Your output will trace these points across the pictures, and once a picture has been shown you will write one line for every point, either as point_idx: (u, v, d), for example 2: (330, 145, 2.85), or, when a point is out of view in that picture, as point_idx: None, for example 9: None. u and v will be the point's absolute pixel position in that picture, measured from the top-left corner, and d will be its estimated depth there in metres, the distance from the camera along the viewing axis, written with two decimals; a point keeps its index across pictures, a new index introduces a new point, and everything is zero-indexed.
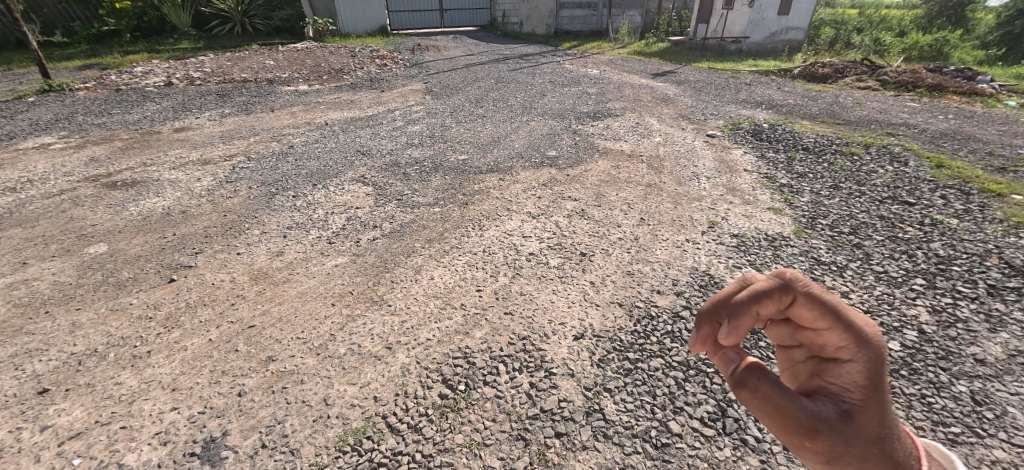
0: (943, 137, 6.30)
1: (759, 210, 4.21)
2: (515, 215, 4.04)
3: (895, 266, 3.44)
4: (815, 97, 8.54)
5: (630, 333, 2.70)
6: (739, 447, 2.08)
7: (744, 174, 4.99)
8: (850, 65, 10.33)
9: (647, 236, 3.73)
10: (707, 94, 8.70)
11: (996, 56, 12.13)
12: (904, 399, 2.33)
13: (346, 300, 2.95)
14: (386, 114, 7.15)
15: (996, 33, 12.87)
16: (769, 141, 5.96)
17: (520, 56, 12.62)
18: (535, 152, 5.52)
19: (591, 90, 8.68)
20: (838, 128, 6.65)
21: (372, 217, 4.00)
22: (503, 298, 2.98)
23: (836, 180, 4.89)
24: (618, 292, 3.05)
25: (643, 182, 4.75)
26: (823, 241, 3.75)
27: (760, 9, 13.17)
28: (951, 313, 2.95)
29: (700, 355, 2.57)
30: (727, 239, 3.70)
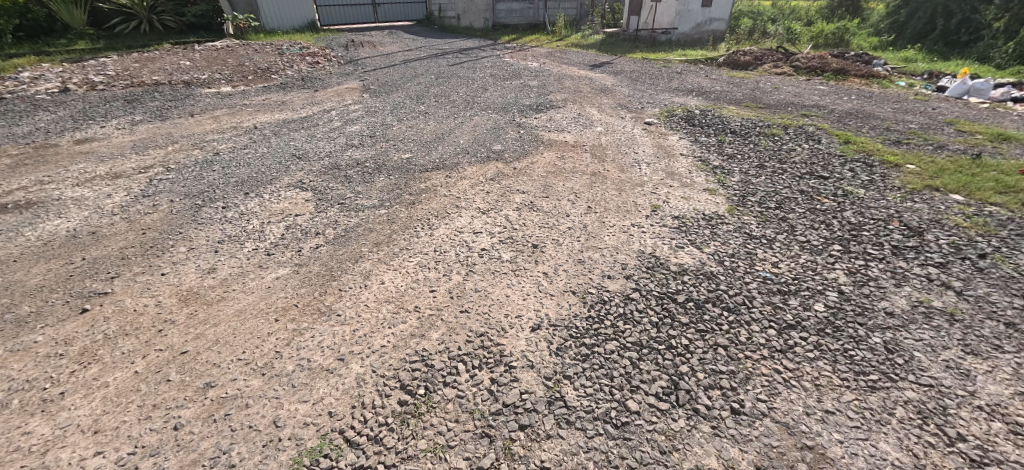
0: (849, 116, 6.95)
1: (696, 192, 4.44)
2: (465, 212, 4.00)
3: (816, 236, 3.76)
4: (739, 83, 9.12)
5: (585, 319, 2.77)
6: (692, 417, 2.19)
7: (681, 158, 5.25)
8: (767, 53, 11.12)
9: (595, 224, 3.83)
10: (642, 83, 9.05)
11: (888, 42, 13.62)
12: (831, 355, 2.57)
13: (291, 313, 2.79)
14: (322, 114, 6.82)
15: (885, 21, 14.41)
16: (701, 126, 6.30)
17: (459, 51, 12.47)
18: (480, 147, 5.49)
19: (532, 83, 8.74)
20: (760, 111, 7.15)
21: (313, 224, 3.80)
22: (458, 297, 2.95)
23: (761, 159, 5.26)
24: (570, 280, 3.11)
25: (588, 171, 4.86)
26: (754, 217, 4.02)
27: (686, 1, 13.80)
28: (864, 274, 3.28)
29: (651, 333, 2.68)
30: (669, 221, 3.87)
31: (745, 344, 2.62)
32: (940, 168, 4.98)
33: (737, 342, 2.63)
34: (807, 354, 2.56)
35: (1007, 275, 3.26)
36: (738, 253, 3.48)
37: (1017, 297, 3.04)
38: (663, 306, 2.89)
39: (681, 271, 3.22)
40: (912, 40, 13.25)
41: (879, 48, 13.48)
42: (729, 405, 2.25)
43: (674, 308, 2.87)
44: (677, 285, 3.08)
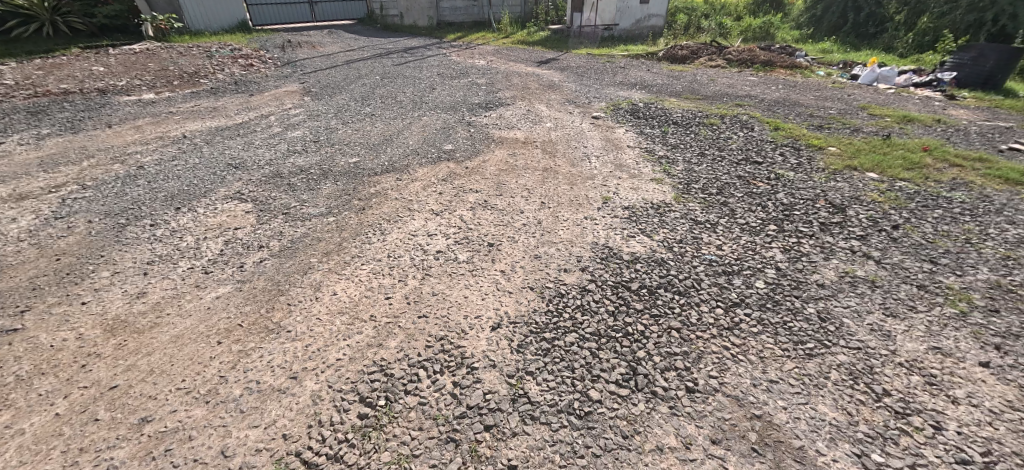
0: (777, 104, 7.45)
1: (644, 182, 4.60)
2: (418, 215, 3.92)
3: (754, 218, 4.01)
4: (678, 76, 9.53)
5: (545, 314, 2.80)
6: (651, 399, 2.27)
7: (628, 150, 5.42)
8: (702, 47, 11.69)
9: (549, 219, 3.88)
10: (587, 78, 9.25)
11: (807, 35, 14.79)
12: (772, 328, 2.75)
13: (235, 334, 2.63)
14: (259, 120, 6.45)
15: (803, 15, 15.60)
16: (645, 119, 6.52)
17: (403, 50, 12.19)
18: (430, 148, 5.40)
19: (480, 81, 8.70)
20: (698, 102, 7.51)
21: (255, 237, 3.59)
22: (415, 302, 2.89)
23: (702, 148, 5.53)
24: (528, 276, 3.13)
25: (540, 167, 4.91)
26: (698, 204, 4.22)
27: None
28: (798, 250, 3.54)
29: (608, 322, 2.76)
30: (620, 212, 3.99)
31: (695, 325, 2.75)
32: (857, 149, 5.45)
33: (689, 323, 2.76)
34: (752, 330, 2.73)
35: (916, 242, 3.63)
36: (685, 238, 3.64)
37: (926, 262, 3.39)
38: (618, 295, 2.98)
39: (633, 259, 3.33)
40: (828, 32, 14.47)
41: (800, 40, 14.53)
42: (685, 385, 2.36)
43: (628, 296, 2.96)
44: (631, 273, 3.18)
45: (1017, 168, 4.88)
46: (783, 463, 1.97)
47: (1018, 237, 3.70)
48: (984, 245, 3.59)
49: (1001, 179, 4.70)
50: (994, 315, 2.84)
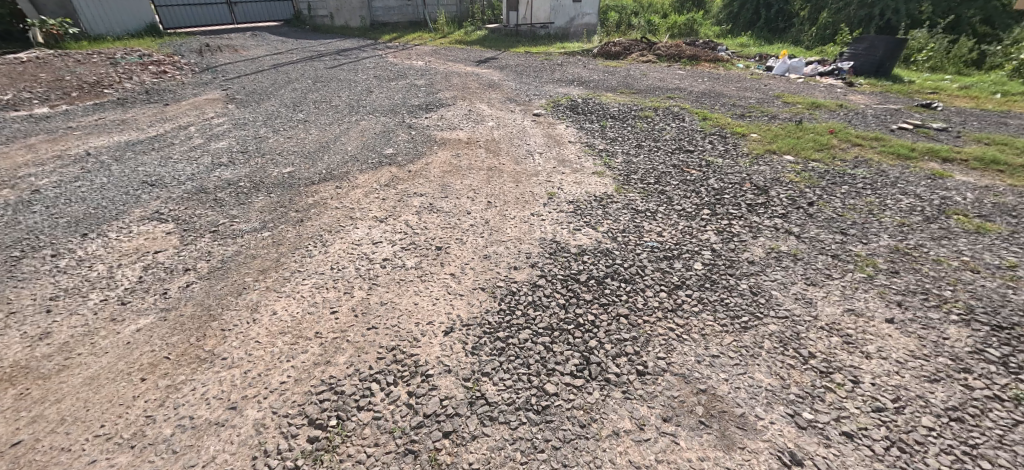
0: (704, 95, 7.91)
1: (587, 176, 4.72)
2: (361, 223, 3.79)
3: (689, 203, 4.24)
4: (612, 72, 9.87)
5: (498, 313, 2.81)
6: (604, 386, 2.35)
7: (569, 145, 5.54)
8: (633, 43, 12.17)
9: (496, 218, 3.88)
10: (526, 76, 9.34)
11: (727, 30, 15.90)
12: (711, 306, 2.92)
13: (163, 368, 2.42)
14: (177, 131, 5.95)
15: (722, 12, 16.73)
16: (584, 114, 6.69)
17: (336, 52, 11.71)
18: (370, 153, 5.23)
19: (419, 82, 8.54)
20: (633, 96, 7.82)
21: (180, 260, 3.31)
22: (363, 313, 2.80)
23: (639, 140, 5.77)
24: (478, 277, 3.12)
25: (484, 166, 4.90)
26: (638, 194, 4.40)
27: None
28: (729, 231, 3.79)
29: (560, 315, 2.81)
30: (565, 207, 4.08)
31: (642, 310, 2.87)
32: (775, 134, 5.92)
33: (636, 309, 2.88)
34: (693, 309, 2.89)
35: (829, 217, 4.00)
36: (628, 227, 3.79)
37: (838, 233, 3.75)
38: (568, 287, 3.04)
39: (580, 252, 3.41)
40: (745, 27, 15.67)
41: (720, 36, 15.53)
42: (635, 368, 2.45)
43: (578, 288, 3.03)
44: (579, 265, 3.26)
45: (906, 145, 5.51)
46: (727, 432, 2.11)
47: (911, 206, 4.18)
48: (884, 215, 4.02)
49: (894, 155, 5.29)
50: (895, 276, 3.20)
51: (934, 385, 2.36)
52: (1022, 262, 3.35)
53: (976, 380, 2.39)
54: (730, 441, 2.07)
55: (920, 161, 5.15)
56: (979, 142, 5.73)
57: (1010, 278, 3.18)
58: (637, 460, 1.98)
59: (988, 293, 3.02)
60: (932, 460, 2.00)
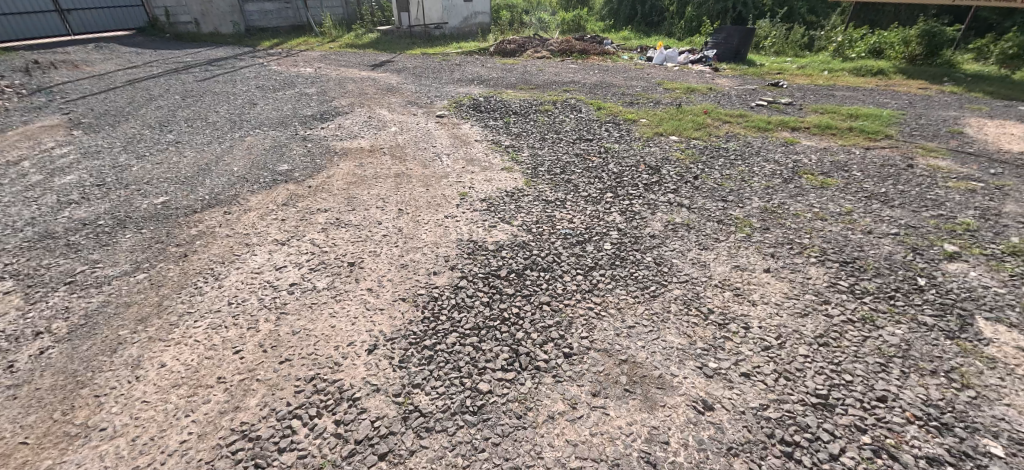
0: (596, 87, 8.41)
1: (496, 172, 4.78)
2: (259, 249, 3.46)
3: (594, 189, 4.49)
4: (510, 69, 10.08)
5: (422, 322, 2.74)
6: (536, 375, 2.41)
7: (476, 144, 5.56)
8: (525, 40, 12.54)
9: (410, 225, 3.78)
10: (425, 78, 9.19)
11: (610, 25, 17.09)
12: (623, 281, 3.14)
13: (20, 456, 2.00)
14: (4, 168, 4.93)
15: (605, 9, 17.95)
16: (487, 112, 6.76)
17: (206, 62, 10.50)
18: (261, 171, 4.79)
19: (309, 91, 7.99)
20: (532, 92, 8.05)
21: (28, 323, 2.76)
22: (273, 347, 2.57)
23: (542, 133, 5.97)
24: (397, 288, 3.02)
25: (391, 174, 4.73)
26: (547, 185, 4.56)
27: None
28: (631, 210, 4.08)
29: (485, 313, 2.82)
30: (478, 205, 4.09)
31: (562, 296, 2.99)
32: (661, 118, 6.48)
33: (556, 295, 2.99)
34: (608, 287, 3.07)
35: (711, 187, 4.49)
36: (541, 218, 3.92)
37: (720, 201, 4.22)
38: (490, 284, 3.07)
39: (498, 248, 3.45)
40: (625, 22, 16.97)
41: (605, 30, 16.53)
42: (562, 352, 2.55)
43: (500, 284, 3.07)
44: (498, 261, 3.30)
45: (765, 119, 6.36)
46: (649, 394, 2.28)
47: (773, 170, 4.85)
48: (754, 181, 4.61)
49: (757, 129, 6.08)
50: (768, 232, 3.69)
51: (806, 319, 2.77)
52: (856, 207, 4.06)
53: (834, 309, 2.85)
54: (653, 401, 2.24)
55: (776, 132, 5.98)
56: (817, 112, 6.80)
57: (849, 221, 3.84)
58: (573, 437, 2.07)
59: (835, 236, 3.62)
60: (810, 381, 2.36)
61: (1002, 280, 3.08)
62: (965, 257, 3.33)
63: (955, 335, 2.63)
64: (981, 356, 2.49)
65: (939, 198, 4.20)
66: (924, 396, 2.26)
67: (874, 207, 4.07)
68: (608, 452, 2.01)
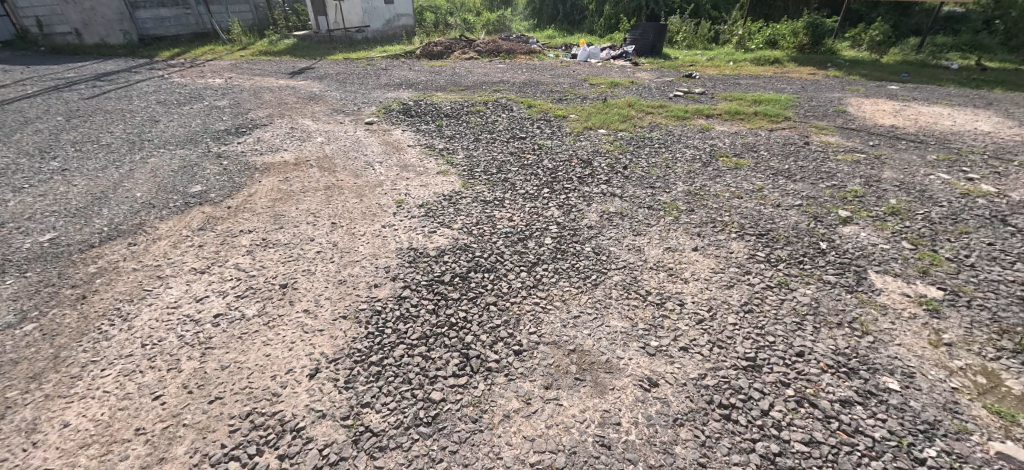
0: (525, 85, 8.53)
1: (432, 177, 4.71)
2: (175, 281, 3.15)
3: (531, 185, 4.57)
4: (438, 71, 9.96)
5: (366, 338, 2.64)
6: (488, 376, 2.41)
7: (409, 149, 5.43)
8: (450, 42, 12.46)
9: (345, 238, 3.62)
10: (350, 84, 8.84)
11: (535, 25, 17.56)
12: (565, 273, 3.22)
13: None
14: None
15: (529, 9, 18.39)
16: (418, 116, 6.63)
17: (92, 77, 9.37)
18: (170, 194, 4.36)
19: (220, 103, 7.40)
20: (462, 93, 8.02)
21: None
22: (201, 386, 2.35)
23: (476, 134, 5.97)
24: (337, 306, 2.88)
25: (320, 186, 4.50)
26: (484, 185, 4.56)
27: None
28: (568, 204, 4.19)
29: (432, 321, 2.78)
30: (416, 212, 4.00)
31: (508, 294, 3.01)
32: (589, 113, 6.71)
33: (502, 294, 3.01)
34: (552, 280, 3.14)
35: (640, 176, 4.73)
36: (481, 219, 3.91)
37: (649, 188, 4.46)
38: (435, 291, 3.02)
39: (440, 253, 3.41)
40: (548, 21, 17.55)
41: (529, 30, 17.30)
42: (512, 350, 2.57)
43: (444, 289, 3.04)
44: (441, 267, 3.25)
45: (683, 109, 6.80)
46: (599, 379, 2.37)
47: (693, 155, 5.20)
48: (678, 167, 4.91)
49: (676, 118, 6.48)
50: (693, 214, 3.95)
51: (731, 290, 3.00)
52: (765, 184, 4.46)
53: (755, 278, 3.12)
54: (602, 386, 2.33)
55: (693, 120, 6.41)
56: (727, 100, 7.37)
57: (761, 197, 4.21)
58: (530, 433, 2.09)
59: (751, 212, 3.95)
60: (740, 346, 2.56)
61: (887, 237, 3.53)
62: (857, 220, 3.78)
63: (854, 290, 2.98)
64: (876, 305, 2.84)
65: (832, 170, 4.73)
66: (834, 347, 2.54)
67: (781, 182, 4.49)
68: (565, 441, 2.05)
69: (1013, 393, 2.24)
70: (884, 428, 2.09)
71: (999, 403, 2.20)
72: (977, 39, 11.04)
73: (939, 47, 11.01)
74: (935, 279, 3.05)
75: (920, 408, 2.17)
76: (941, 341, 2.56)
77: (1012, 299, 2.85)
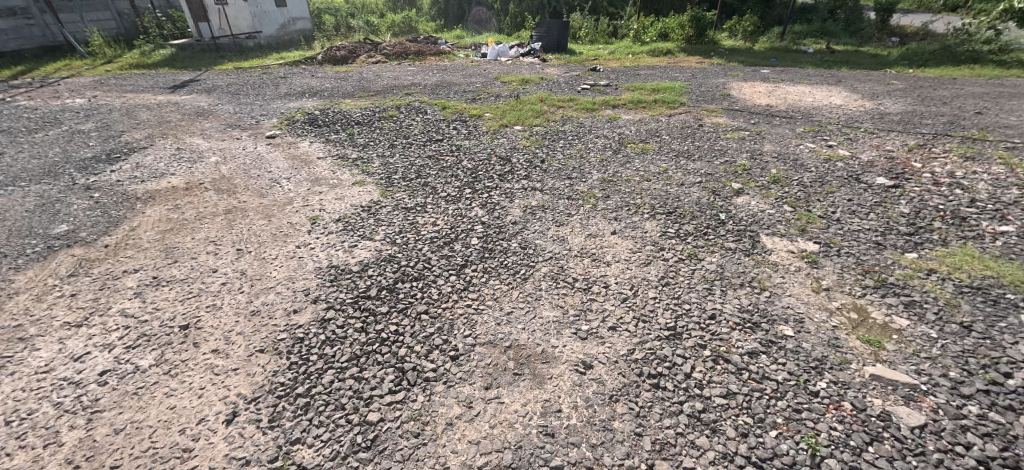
0: (437, 87, 8.42)
1: (347, 188, 4.48)
2: (45, 340, 2.69)
3: (452, 188, 4.53)
4: (343, 77, 9.50)
5: (290, 369, 2.46)
6: (426, 387, 2.35)
7: (319, 162, 5.11)
8: (352, 46, 11.93)
9: (255, 264, 3.32)
10: (244, 96, 8.13)
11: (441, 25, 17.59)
12: (495, 271, 3.24)
13: None
14: None
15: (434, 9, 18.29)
16: (326, 126, 6.27)
17: None
18: (26, 239, 3.71)
19: (84, 127, 6.42)
20: (372, 99, 7.71)
21: None
22: (92, 457, 2.04)
23: (391, 140, 5.78)
24: (251, 340, 2.64)
25: (219, 211, 4.09)
26: (404, 192, 4.44)
27: (257, 3, 12.91)
28: (491, 202, 4.22)
29: (361, 340, 2.65)
30: (333, 227, 3.79)
31: (438, 300, 2.96)
32: (503, 110, 6.79)
33: (432, 302, 2.95)
34: (482, 280, 3.15)
35: (558, 168, 4.89)
36: (404, 227, 3.81)
37: (566, 179, 4.62)
38: (361, 308, 2.89)
39: (364, 267, 3.26)
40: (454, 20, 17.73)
41: (438, 30, 17.06)
42: (449, 356, 2.54)
43: (372, 305, 2.91)
44: (366, 281, 3.12)
45: (591, 101, 7.12)
46: (537, 370, 2.42)
47: (604, 144, 5.48)
48: (591, 156, 5.15)
49: (586, 110, 6.78)
50: (609, 200, 4.17)
51: (649, 267, 3.22)
52: (669, 166, 4.82)
53: (668, 253, 3.37)
54: (540, 377, 2.38)
55: (601, 111, 6.75)
56: (629, 90, 7.86)
57: (667, 178, 4.55)
58: (475, 436, 2.09)
59: (659, 193, 4.26)
60: (661, 319, 2.76)
61: (771, 203, 3.99)
62: (748, 191, 4.22)
63: (750, 253, 3.34)
64: (769, 263, 3.21)
65: (724, 148, 5.24)
66: (738, 306, 2.83)
67: (682, 163, 4.88)
68: (510, 438, 2.08)
69: (877, 322, 2.66)
70: (784, 371, 2.37)
71: (868, 332, 2.59)
72: (825, 26, 12.81)
73: (798, 34, 12.62)
74: (812, 235, 3.51)
75: (810, 348, 2.50)
76: (821, 287, 2.96)
77: (870, 244, 3.37)
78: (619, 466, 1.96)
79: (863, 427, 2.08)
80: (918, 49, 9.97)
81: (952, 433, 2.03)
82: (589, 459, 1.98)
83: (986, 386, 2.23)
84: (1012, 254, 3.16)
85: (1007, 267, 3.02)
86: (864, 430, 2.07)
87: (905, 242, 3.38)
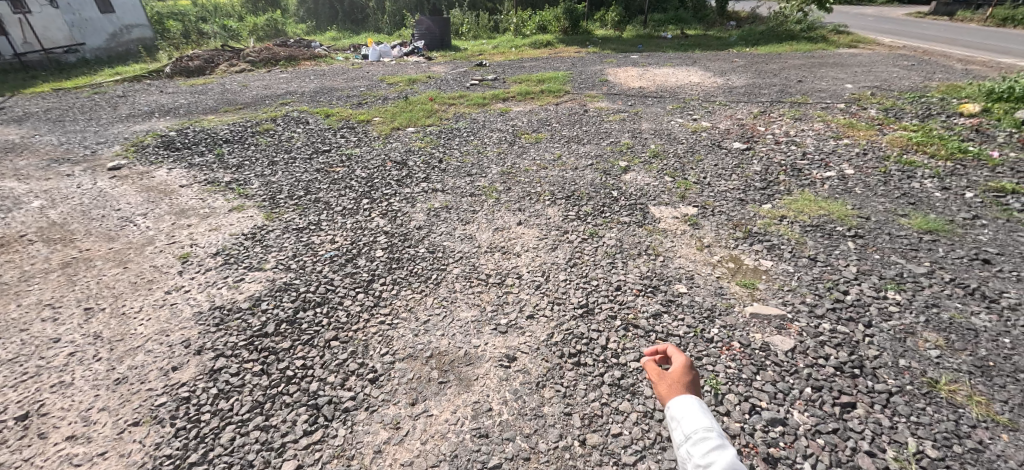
0: (316, 94, 7.84)
1: (224, 216, 3.99)
2: None
3: (347, 200, 4.26)
4: (200, 90, 8.40)
5: (179, 436, 2.13)
6: (347, 418, 2.20)
7: (183, 190, 4.46)
8: (208, 56, 10.60)
9: (113, 323, 2.81)
10: (69, 122, 6.78)
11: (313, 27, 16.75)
12: (404, 281, 3.12)
13: None
14: None
15: (302, 10, 17.24)
16: (186, 148, 5.50)
17: None
18: None
19: None
20: (240, 113, 6.93)
21: None
22: None
23: (269, 156, 5.25)
24: (120, 414, 2.22)
25: (54, 266, 3.38)
26: (293, 211, 4.07)
27: (72, 8, 10.98)
28: (392, 210, 4.04)
29: (264, 384, 2.39)
30: (211, 263, 3.34)
31: (346, 323, 2.77)
32: (393, 113, 6.54)
33: (341, 325, 2.75)
34: (391, 293, 3.01)
35: (456, 166, 4.84)
36: (297, 250, 3.49)
37: (466, 176, 4.60)
38: (258, 349, 2.59)
39: (255, 302, 2.93)
40: (327, 20, 17.10)
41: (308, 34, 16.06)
42: (367, 380, 2.39)
43: (270, 343, 2.63)
44: (261, 318, 2.80)
45: (481, 96, 7.17)
46: (462, 374, 2.39)
47: (499, 138, 5.55)
48: (488, 151, 5.19)
49: (477, 105, 6.81)
50: (510, 191, 4.24)
51: (556, 251, 3.34)
52: (563, 152, 5.04)
53: (572, 235, 3.53)
54: (466, 380, 2.36)
55: (493, 105, 6.83)
56: (517, 83, 8.04)
57: (562, 164, 4.75)
58: (407, 457, 2.00)
59: (556, 179, 4.44)
60: (574, 299, 2.88)
61: (654, 176, 4.37)
62: (633, 168, 4.57)
63: (643, 224, 3.63)
64: (658, 231, 3.52)
65: (608, 130, 5.61)
66: (639, 274, 3.06)
67: (574, 148, 5.14)
68: (443, 450, 2.02)
69: (749, 267, 3.06)
70: (684, 326, 2.63)
71: (744, 277, 2.98)
72: (677, 13, 14.34)
73: (657, 22, 13.98)
74: (691, 200, 3.93)
75: (701, 301, 2.80)
76: (703, 245, 3.32)
77: (735, 202, 3.86)
78: (554, 449, 2.01)
79: (750, 360, 2.38)
80: (751, 32, 11.64)
81: (814, 349, 2.42)
82: (527, 450, 2.01)
83: (833, 304, 2.69)
84: (837, 194, 3.85)
85: (834, 205, 3.67)
86: (751, 362, 2.37)
87: (761, 195, 3.93)
